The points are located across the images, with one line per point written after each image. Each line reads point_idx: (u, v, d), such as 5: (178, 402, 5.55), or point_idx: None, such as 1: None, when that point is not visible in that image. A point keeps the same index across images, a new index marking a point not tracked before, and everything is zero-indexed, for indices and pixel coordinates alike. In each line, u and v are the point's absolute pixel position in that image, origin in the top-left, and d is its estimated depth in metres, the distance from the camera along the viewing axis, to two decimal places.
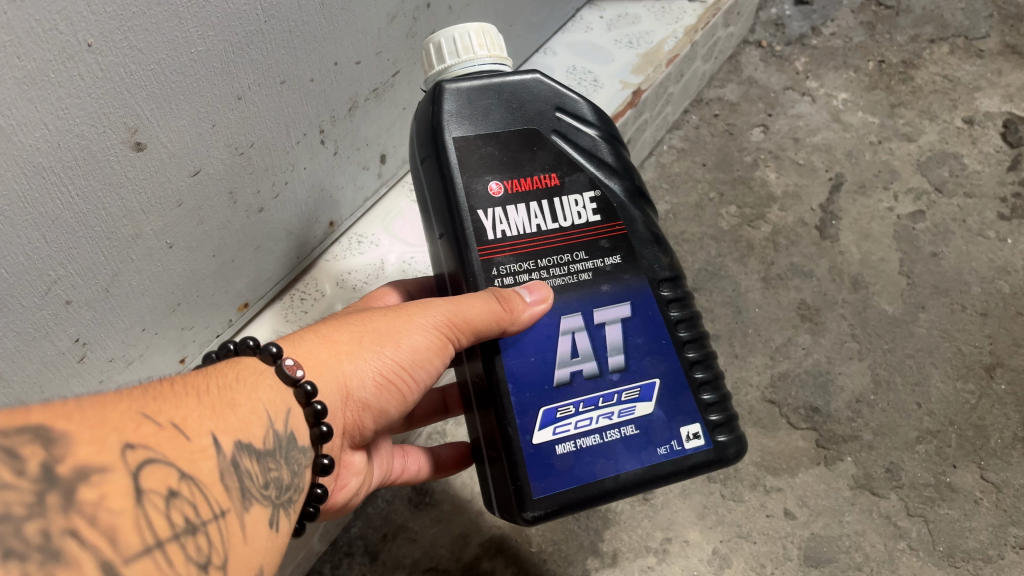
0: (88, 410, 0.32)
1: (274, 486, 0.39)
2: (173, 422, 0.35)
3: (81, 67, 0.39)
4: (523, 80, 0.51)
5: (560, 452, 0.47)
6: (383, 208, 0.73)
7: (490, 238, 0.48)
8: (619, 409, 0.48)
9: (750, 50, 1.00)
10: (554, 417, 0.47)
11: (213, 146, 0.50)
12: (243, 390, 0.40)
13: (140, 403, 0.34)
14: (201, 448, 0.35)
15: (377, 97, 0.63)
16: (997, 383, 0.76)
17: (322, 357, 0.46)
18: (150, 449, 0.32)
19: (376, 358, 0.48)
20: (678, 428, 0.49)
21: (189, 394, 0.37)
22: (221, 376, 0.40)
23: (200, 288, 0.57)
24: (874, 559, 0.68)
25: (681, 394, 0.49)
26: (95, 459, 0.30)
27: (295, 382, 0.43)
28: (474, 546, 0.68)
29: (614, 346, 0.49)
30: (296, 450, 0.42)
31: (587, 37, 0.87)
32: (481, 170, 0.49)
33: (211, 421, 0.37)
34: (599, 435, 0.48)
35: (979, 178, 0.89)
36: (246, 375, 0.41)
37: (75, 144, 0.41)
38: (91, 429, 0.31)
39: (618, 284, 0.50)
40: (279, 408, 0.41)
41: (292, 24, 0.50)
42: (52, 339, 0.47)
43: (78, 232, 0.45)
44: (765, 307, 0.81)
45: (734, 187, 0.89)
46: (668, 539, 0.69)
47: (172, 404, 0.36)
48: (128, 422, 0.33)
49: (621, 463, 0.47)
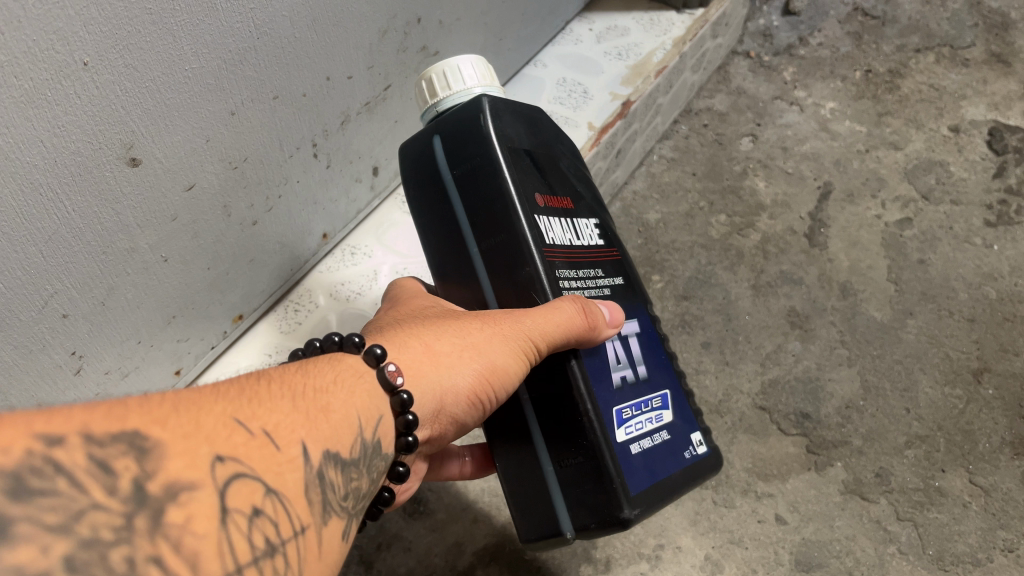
0: (181, 417, 0.30)
1: (351, 497, 0.37)
2: (264, 430, 0.33)
3: (78, 86, 0.40)
4: (531, 107, 0.54)
5: (634, 451, 0.48)
6: (376, 220, 0.74)
7: (547, 242, 0.49)
8: (654, 415, 0.51)
9: (738, 61, 1.02)
10: (622, 418, 0.48)
11: (207, 161, 0.51)
12: (338, 394, 0.38)
13: (234, 408, 0.33)
14: (289, 459, 0.33)
15: (370, 111, 0.64)
16: (985, 388, 0.77)
17: (419, 368, 0.44)
18: (240, 463, 0.31)
19: (469, 373, 0.45)
20: (690, 435, 0.53)
21: (284, 396, 0.35)
22: (319, 376, 0.38)
23: (195, 301, 0.57)
24: (864, 564, 0.69)
25: (683, 405, 0.53)
26: (187, 475, 0.28)
27: (392, 390, 0.41)
28: (469, 554, 0.68)
29: (638, 358, 0.52)
30: (377, 458, 0.40)
31: (577, 50, 0.88)
32: (526, 182, 0.50)
33: (302, 429, 0.34)
34: (650, 438, 0.49)
35: (965, 185, 0.90)
36: (343, 378, 0.39)
37: (71, 160, 0.42)
38: (184, 438, 0.29)
39: (626, 303, 0.53)
40: (370, 415, 0.39)
41: (284, 40, 0.51)
42: (49, 353, 0.48)
43: (75, 246, 0.45)
44: (755, 314, 0.82)
45: (723, 196, 0.90)
46: (660, 545, 0.69)
47: (265, 408, 0.34)
48: (221, 430, 0.31)
49: (667, 465, 0.50)
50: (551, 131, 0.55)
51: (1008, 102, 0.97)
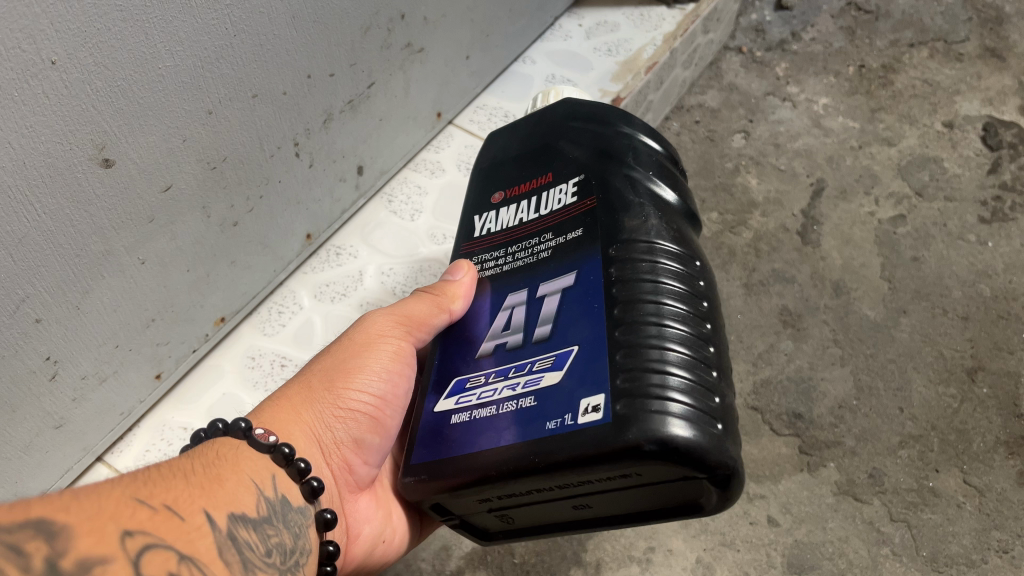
0: (82, 500, 0.31)
1: (276, 552, 0.39)
2: (166, 504, 0.34)
3: (45, 85, 0.39)
4: (542, 106, 0.57)
5: (452, 422, 0.46)
6: (362, 219, 0.73)
7: (476, 234, 0.55)
8: (526, 379, 0.44)
9: (731, 55, 1.01)
10: (462, 387, 0.47)
11: (185, 161, 0.50)
12: (225, 466, 0.39)
13: (132, 488, 0.34)
14: (196, 527, 0.34)
15: (353, 109, 0.63)
16: (979, 387, 0.76)
17: (287, 418, 0.47)
18: (148, 535, 0.32)
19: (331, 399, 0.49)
20: (578, 401, 0.42)
21: (174, 475, 0.36)
22: (203, 456, 0.40)
23: (175, 304, 0.56)
24: (858, 566, 0.68)
25: (596, 361, 0.43)
26: (96, 551, 0.29)
27: (272, 448, 0.43)
28: (456, 558, 0.67)
29: (543, 317, 0.47)
30: (291, 512, 0.42)
31: (566, 46, 0.87)
32: (489, 184, 0.57)
33: (202, 499, 0.36)
34: (497, 407, 0.45)
35: (959, 182, 0.89)
36: (224, 453, 0.41)
37: (41, 161, 0.41)
38: (89, 519, 0.30)
39: (568, 257, 0.48)
40: (265, 476, 0.41)
41: (264, 37, 0.50)
42: (22, 358, 0.47)
43: (48, 249, 0.44)
44: (747, 313, 0.81)
45: (715, 193, 0.89)
46: (651, 548, 0.68)
47: (161, 486, 0.35)
48: (123, 509, 0.32)
49: (501, 435, 0.43)
50: (565, 111, 0.56)
51: (1002, 98, 0.96)
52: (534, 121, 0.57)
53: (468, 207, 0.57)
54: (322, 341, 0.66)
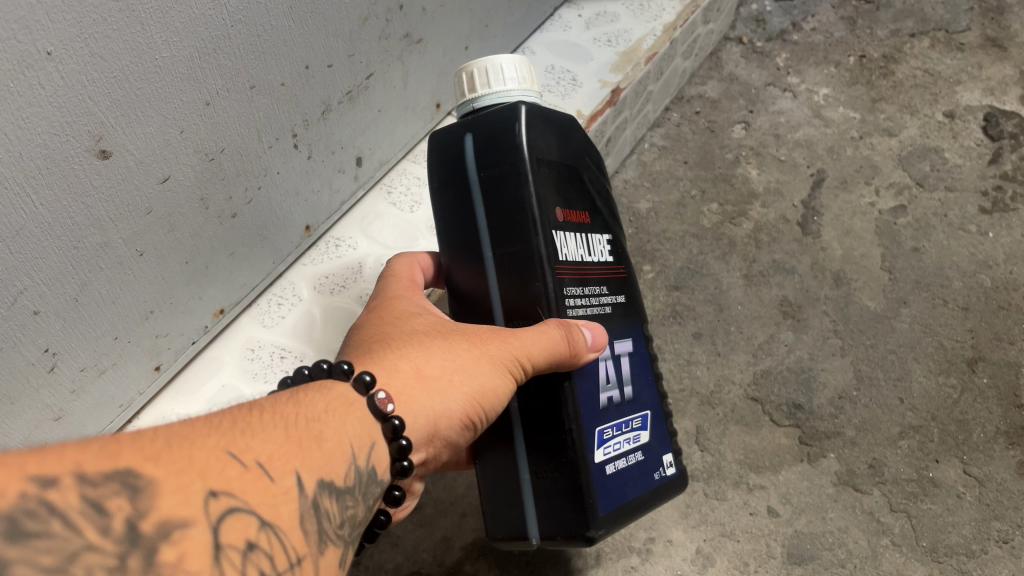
0: (171, 452, 0.30)
1: (348, 525, 0.37)
2: (258, 462, 0.33)
3: (41, 76, 0.39)
4: (564, 115, 0.52)
5: (610, 473, 0.48)
6: (361, 210, 0.73)
7: (560, 260, 0.47)
8: (634, 432, 0.51)
9: (731, 46, 1.00)
10: (604, 438, 0.48)
11: (183, 151, 0.50)
12: (331, 423, 0.38)
13: (226, 440, 0.33)
14: (283, 491, 0.33)
15: (352, 100, 0.63)
16: (980, 377, 0.76)
17: (411, 393, 0.43)
18: (234, 497, 0.31)
19: (459, 395, 0.44)
20: (662, 457, 0.52)
21: (276, 427, 0.35)
22: (310, 404, 0.38)
23: (174, 296, 0.56)
24: (857, 556, 0.68)
25: (661, 423, 0.53)
26: (179, 513, 0.29)
27: (384, 417, 0.40)
28: (457, 549, 0.68)
29: (626, 375, 0.51)
30: (373, 485, 0.39)
31: (566, 37, 0.87)
32: (547, 196, 0.47)
33: (296, 459, 0.34)
34: (626, 457, 0.49)
35: (960, 172, 0.89)
36: (336, 407, 0.39)
37: (37, 152, 0.41)
38: (177, 474, 0.30)
39: (624, 321, 0.52)
40: (364, 442, 0.39)
41: (261, 28, 0.50)
42: (20, 350, 0.47)
43: (45, 241, 0.44)
44: (747, 304, 0.81)
45: (715, 184, 0.89)
46: (651, 539, 0.68)
47: (256, 440, 0.34)
48: (214, 464, 0.31)
49: (638, 485, 0.50)
50: (576, 143, 0.52)
51: (1003, 87, 0.95)
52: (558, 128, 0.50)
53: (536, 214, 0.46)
54: (319, 332, 0.66)
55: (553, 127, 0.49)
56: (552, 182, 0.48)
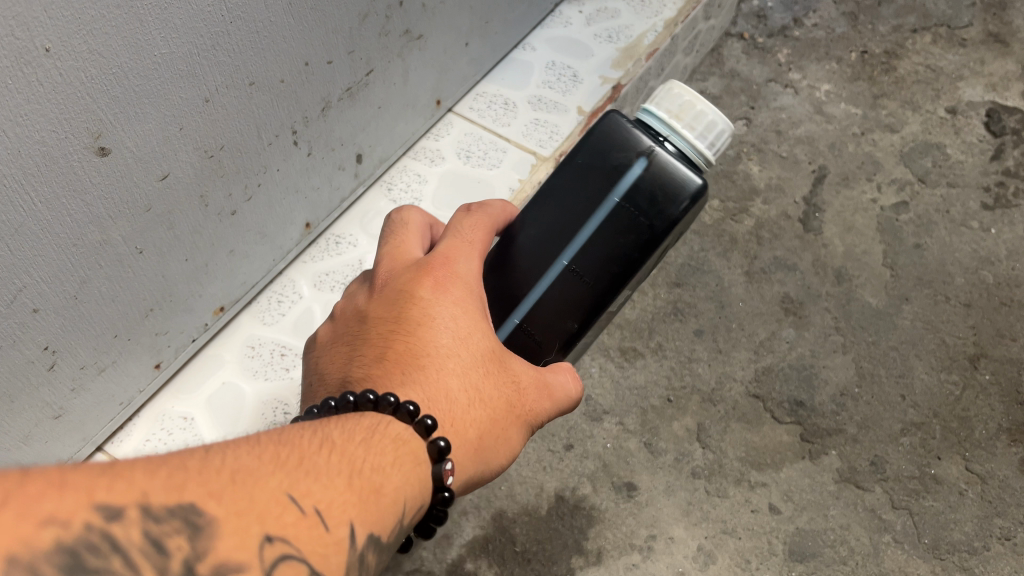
0: (233, 485, 0.26)
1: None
2: (317, 508, 0.28)
3: (38, 73, 0.39)
4: None
5: None
6: (362, 207, 0.72)
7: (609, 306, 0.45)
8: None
9: (732, 42, 1.00)
10: None
11: (182, 148, 0.49)
12: (392, 479, 0.32)
13: (289, 478, 0.28)
14: (338, 543, 0.28)
15: (352, 97, 0.62)
16: (981, 374, 0.76)
17: (458, 449, 0.38)
18: (289, 546, 0.26)
19: (497, 442, 0.40)
20: None
21: (337, 470, 0.30)
22: (367, 447, 0.32)
23: (174, 293, 0.56)
24: (859, 553, 0.68)
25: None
26: (234, 557, 0.25)
27: (439, 486, 0.35)
28: (457, 547, 0.67)
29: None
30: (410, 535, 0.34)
31: (567, 33, 0.86)
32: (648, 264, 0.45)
33: (354, 506, 0.29)
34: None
35: (962, 168, 0.89)
36: (400, 461, 0.33)
37: (35, 149, 0.41)
38: (235, 513, 0.26)
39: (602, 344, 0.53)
40: (414, 499, 0.33)
41: (261, 24, 0.50)
42: (19, 347, 0.47)
43: (44, 239, 0.44)
44: (749, 301, 0.80)
45: (716, 180, 0.88)
46: (652, 536, 0.68)
47: (317, 479, 0.29)
48: (272, 506, 0.27)
49: None
50: None
51: (1005, 83, 0.95)
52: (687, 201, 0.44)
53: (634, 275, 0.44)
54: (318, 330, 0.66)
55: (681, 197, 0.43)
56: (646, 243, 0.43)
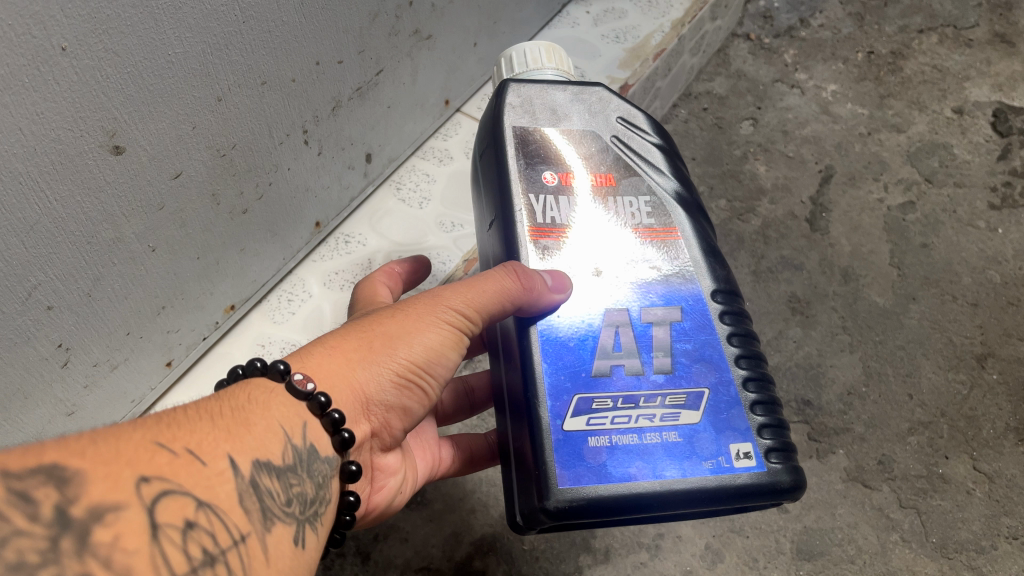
0: (102, 444, 0.30)
1: (296, 502, 0.37)
2: (188, 449, 0.33)
3: (56, 72, 0.39)
4: (591, 88, 0.54)
5: (592, 444, 0.43)
6: (371, 207, 0.73)
7: (539, 221, 0.49)
8: (662, 412, 0.45)
9: (739, 42, 1.00)
10: (590, 407, 0.44)
11: (194, 147, 0.50)
12: (255, 411, 0.38)
13: (154, 431, 0.33)
14: (218, 473, 0.33)
15: (361, 97, 0.63)
16: (989, 373, 0.76)
17: (334, 367, 0.43)
18: (167, 480, 0.31)
19: (391, 359, 0.44)
20: (726, 444, 0.45)
21: (198, 419, 0.35)
22: (232, 398, 0.38)
23: (185, 291, 0.57)
24: (867, 552, 0.68)
25: (731, 409, 0.46)
26: (110, 497, 0.29)
27: (307, 396, 0.41)
28: (466, 545, 0.67)
29: (658, 347, 0.47)
30: (317, 462, 0.40)
31: (574, 33, 0.87)
32: (537, 160, 0.50)
33: (226, 444, 0.35)
34: (637, 437, 0.44)
35: (969, 167, 0.89)
36: (256, 398, 0.39)
37: (51, 147, 0.41)
38: (106, 463, 0.30)
39: (665, 285, 0.49)
40: (294, 422, 0.39)
41: (273, 24, 0.50)
42: (35, 344, 0.47)
43: (58, 236, 0.44)
44: (755, 301, 0.80)
45: (723, 180, 0.88)
46: (660, 534, 0.68)
47: (185, 429, 0.34)
48: (143, 452, 0.31)
49: (659, 469, 0.44)
50: (609, 107, 0.53)
51: (1012, 83, 0.96)
52: (567, 102, 0.53)
53: (515, 174, 0.50)
54: (328, 331, 0.66)
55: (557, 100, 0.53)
56: (545, 147, 0.51)
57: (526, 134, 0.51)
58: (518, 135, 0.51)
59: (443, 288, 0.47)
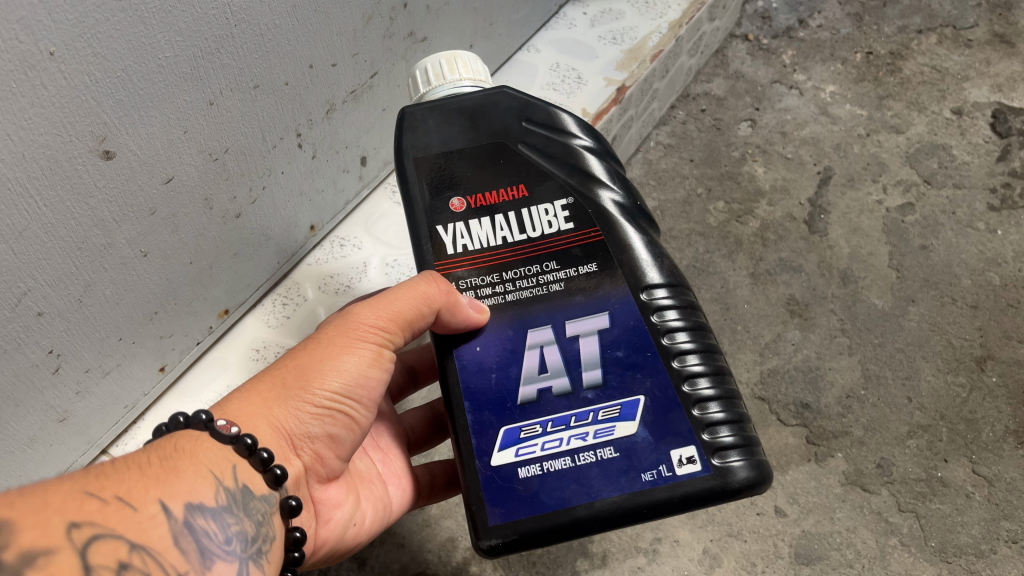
0: (28, 496, 0.30)
1: (236, 540, 0.37)
2: (117, 496, 0.33)
3: (43, 76, 0.39)
4: (493, 92, 0.52)
5: (522, 475, 0.45)
6: (365, 211, 0.72)
7: (448, 253, 0.50)
8: (595, 429, 0.45)
9: (737, 43, 1.00)
10: (518, 437, 0.45)
11: (184, 152, 0.49)
12: (184, 457, 0.38)
13: (82, 481, 0.33)
14: (149, 516, 0.33)
15: (356, 99, 0.62)
16: (988, 376, 0.76)
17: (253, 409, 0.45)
18: (98, 526, 0.31)
19: (311, 394, 0.46)
20: (666, 452, 0.45)
21: (127, 469, 0.35)
22: (160, 447, 0.38)
23: (178, 296, 0.56)
24: (866, 556, 0.67)
25: (673, 411, 0.46)
26: (39, 543, 0.28)
27: (234, 439, 0.41)
28: (462, 549, 0.66)
29: (589, 360, 0.47)
30: (252, 501, 0.40)
31: (570, 35, 0.86)
32: (442, 189, 0.51)
33: (156, 489, 0.35)
34: (570, 458, 0.45)
35: (969, 169, 0.89)
36: (184, 445, 0.39)
37: (40, 153, 0.41)
38: (33, 513, 0.29)
39: (592, 294, 0.48)
40: (223, 466, 0.40)
41: (265, 27, 0.50)
42: (25, 351, 0.47)
43: (48, 242, 0.44)
44: (754, 303, 0.80)
45: (721, 182, 0.88)
46: (658, 539, 0.67)
47: (113, 478, 0.34)
48: (71, 501, 0.31)
49: (595, 490, 0.44)
50: (513, 108, 0.52)
51: (1011, 84, 0.95)
52: (466, 113, 0.51)
53: (420, 209, 0.50)
54: None
55: (456, 113, 0.51)
56: (450, 172, 0.51)
57: (429, 162, 0.51)
58: (420, 165, 0.51)
59: (357, 313, 0.49)
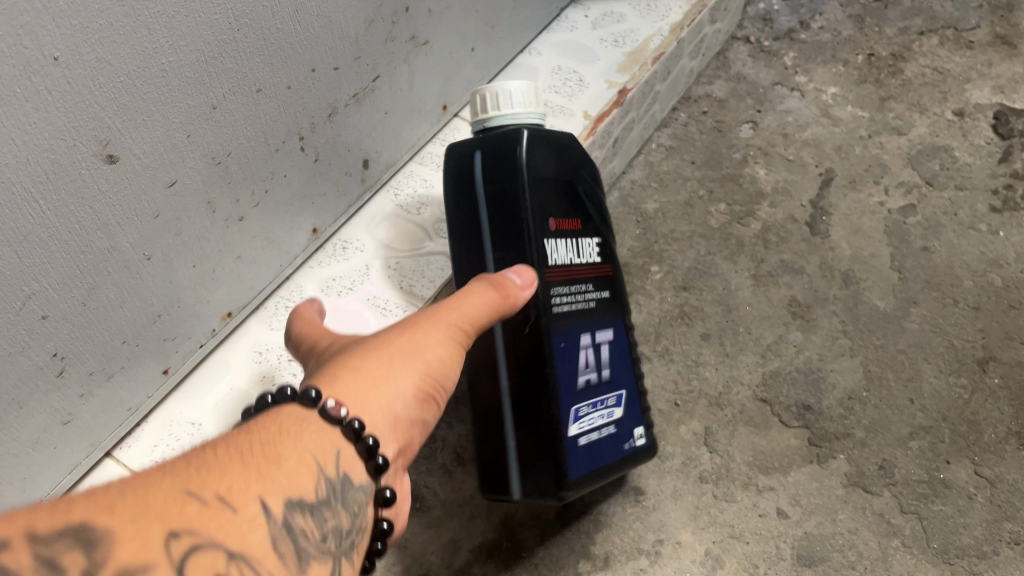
0: (128, 499, 0.30)
1: (331, 536, 0.37)
2: (218, 495, 0.33)
3: (47, 81, 0.39)
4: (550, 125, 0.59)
5: (582, 444, 0.56)
6: (369, 213, 0.73)
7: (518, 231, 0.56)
8: (607, 407, 0.59)
9: (738, 45, 1.00)
10: (579, 414, 0.56)
11: (188, 155, 0.49)
12: (285, 443, 0.37)
13: (183, 478, 0.32)
14: (250, 519, 0.33)
15: (358, 103, 0.63)
16: (990, 378, 0.76)
17: (359, 391, 0.43)
18: (197, 534, 0.31)
19: (409, 373, 0.45)
20: (633, 428, 0.61)
21: (232, 461, 0.35)
22: (263, 428, 0.38)
23: (181, 300, 0.57)
24: (868, 557, 0.67)
25: (636, 403, 0.61)
26: (136, 559, 0.29)
27: (341, 421, 0.40)
28: (465, 551, 0.67)
29: (606, 362, 0.59)
30: (351, 491, 0.40)
31: (572, 37, 0.86)
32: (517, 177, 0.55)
33: (258, 484, 0.34)
34: (599, 431, 0.58)
35: (970, 170, 0.89)
36: (288, 427, 0.39)
37: (44, 157, 0.41)
38: (133, 520, 0.29)
39: (602, 293, 0.60)
40: (329, 452, 0.39)
41: (267, 32, 0.50)
42: (29, 354, 0.47)
43: (52, 246, 0.44)
44: (755, 305, 0.80)
45: (723, 185, 0.88)
46: (660, 540, 0.68)
47: (217, 474, 0.33)
48: (172, 504, 0.31)
49: (610, 454, 0.59)
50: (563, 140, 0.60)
51: (1013, 85, 0.95)
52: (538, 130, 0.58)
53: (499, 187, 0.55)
54: None
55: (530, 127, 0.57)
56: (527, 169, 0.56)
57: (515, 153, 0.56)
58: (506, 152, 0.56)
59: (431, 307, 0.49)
